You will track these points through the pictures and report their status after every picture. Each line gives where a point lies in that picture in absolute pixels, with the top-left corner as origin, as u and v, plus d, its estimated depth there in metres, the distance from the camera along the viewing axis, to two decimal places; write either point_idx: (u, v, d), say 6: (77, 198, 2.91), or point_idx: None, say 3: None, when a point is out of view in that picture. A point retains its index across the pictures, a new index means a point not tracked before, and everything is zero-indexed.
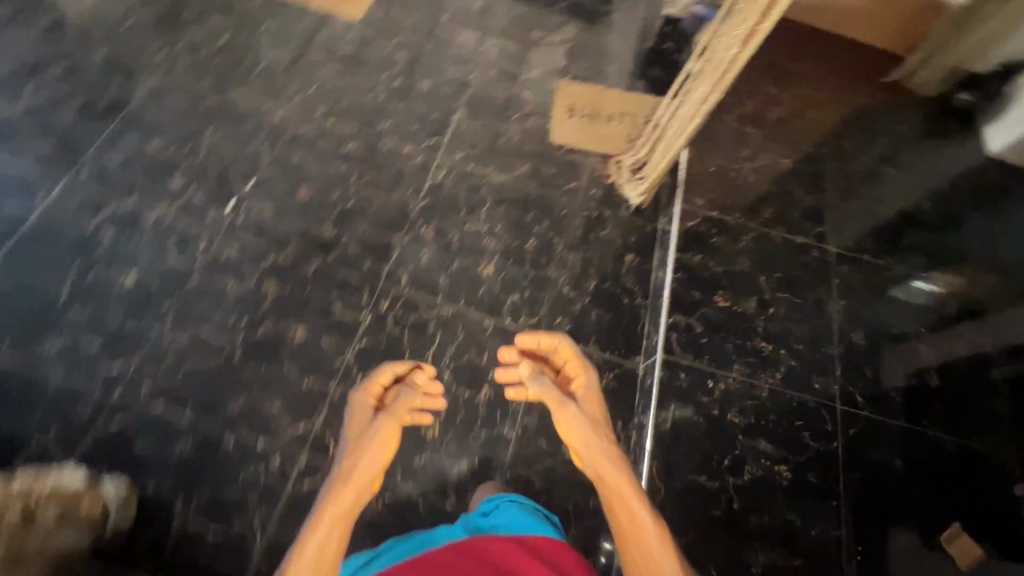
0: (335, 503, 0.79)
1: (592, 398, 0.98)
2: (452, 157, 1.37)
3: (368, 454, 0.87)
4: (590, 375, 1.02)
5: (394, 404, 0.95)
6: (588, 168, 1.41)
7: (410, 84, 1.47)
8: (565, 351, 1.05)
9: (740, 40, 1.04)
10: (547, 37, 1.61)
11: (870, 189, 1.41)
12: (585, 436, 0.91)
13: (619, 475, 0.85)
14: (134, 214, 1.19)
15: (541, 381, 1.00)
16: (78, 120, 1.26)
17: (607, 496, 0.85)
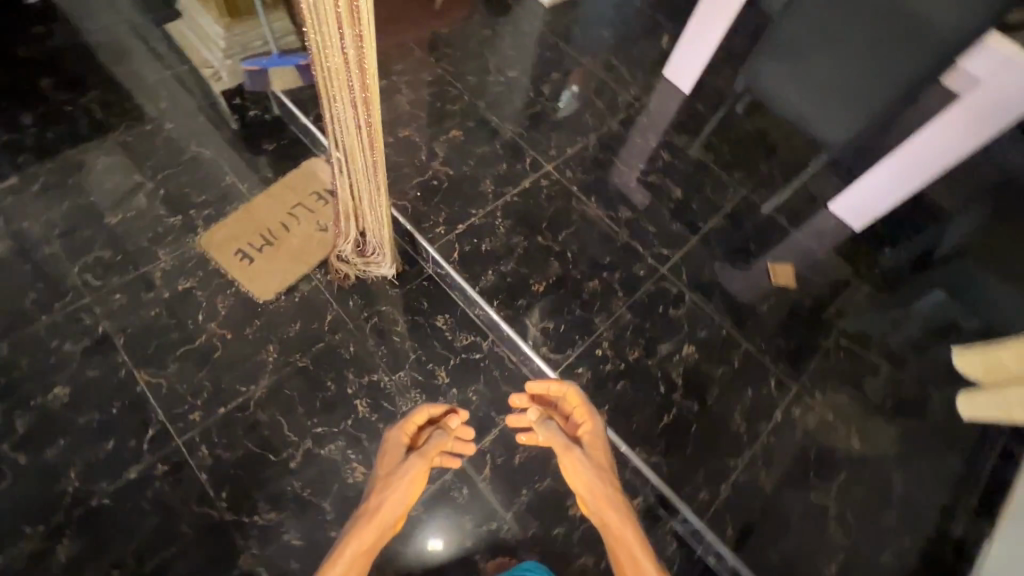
0: (350, 539, 0.82)
1: (599, 442, 0.94)
2: (192, 425, 1.03)
3: (394, 494, 0.87)
4: (598, 421, 0.99)
5: (426, 446, 0.95)
6: (322, 289, 1.19)
7: (35, 409, 1.00)
8: (574, 398, 1.01)
9: (359, 106, 0.85)
10: (126, 209, 1.23)
11: (516, 94, 1.50)
12: (589, 479, 0.88)
13: (624, 523, 0.83)
14: None
15: (550, 430, 0.97)
16: None
17: (612, 547, 0.82)
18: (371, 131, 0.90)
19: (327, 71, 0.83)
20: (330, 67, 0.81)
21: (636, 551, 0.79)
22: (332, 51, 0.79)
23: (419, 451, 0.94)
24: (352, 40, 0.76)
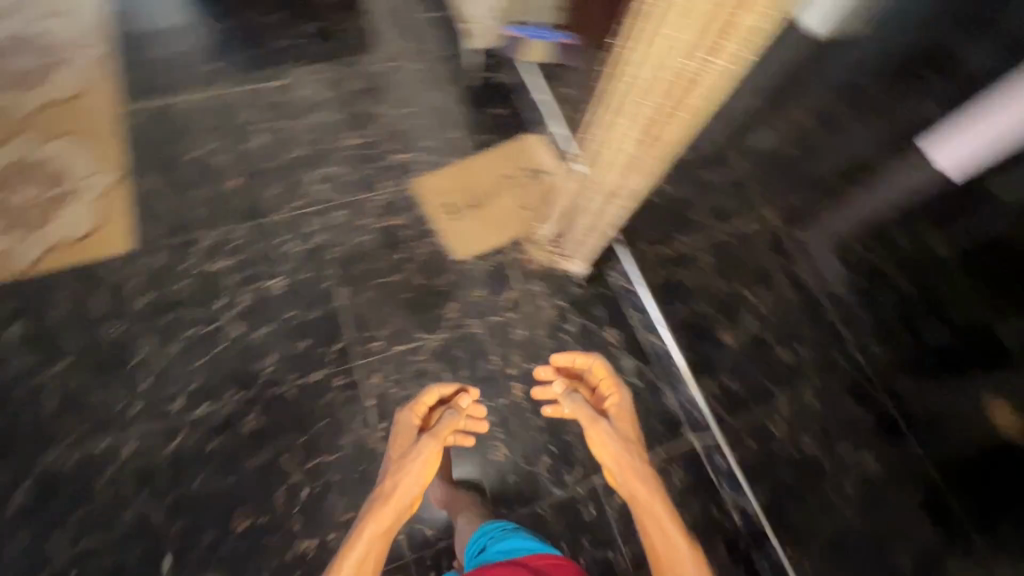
0: (375, 521, 0.83)
1: (625, 415, 0.96)
2: (370, 352, 1.11)
3: (406, 478, 0.87)
4: (625, 393, 1.00)
5: (440, 425, 0.94)
6: (511, 266, 1.22)
7: (256, 292, 1.13)
8: (601, 369, 1.03)
9: (651, 135, 0.82)
10: (362, 135, 1.32)
11: (765, 117, 1.34)
12: (616, 450, 0.90)
13: (652, 495, 0.85)
14: None
15: (577, 401, 0.98)
16: None
17: (638, 515, 0.84)
18: (651, 161, 0.88)
19: (633, 101, 0.79)
20: (638, 95, 0.78)
21: (666, 525, 0.81)
22: (649, 84, 0.75)
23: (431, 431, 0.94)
24: (687, 83, 0.72)
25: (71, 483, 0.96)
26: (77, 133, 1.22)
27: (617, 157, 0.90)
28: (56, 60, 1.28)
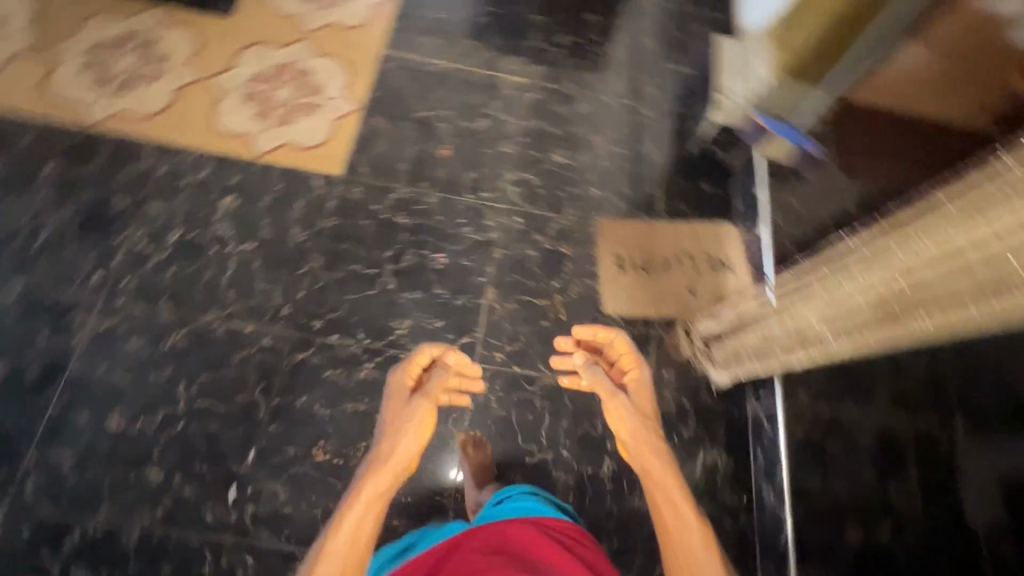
0: (373, 483, 0.84)
1: (642, 391, 1.02)
2: (491, 361, 1.13)
3: (405, 438, 0.91)
4: (644, 369, 1.06)
5: (429, 386, 0.99)
6: (654, 345, 1.18)
7: (419, 258, 1.19)
8: (621, 345, 1.11)
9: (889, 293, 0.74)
10: (570, 156, 1.33)
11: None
12: (631, 426, 0.96)
13: (665, 468, 0.89)
14: (111, 532, 0.95)
15: (596, 370, 1.05)
16: (12, 406, 1.00)
17: (651, 487, 0.88)
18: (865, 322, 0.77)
19: (903, 248, 0.72)
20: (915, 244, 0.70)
21: (677, 500, 0.85)
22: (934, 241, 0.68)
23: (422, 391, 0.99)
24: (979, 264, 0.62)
25: (213, 347, 1.07)
26: (341, 57, 1.34)
27: (837, 294, 0.81)
28: None
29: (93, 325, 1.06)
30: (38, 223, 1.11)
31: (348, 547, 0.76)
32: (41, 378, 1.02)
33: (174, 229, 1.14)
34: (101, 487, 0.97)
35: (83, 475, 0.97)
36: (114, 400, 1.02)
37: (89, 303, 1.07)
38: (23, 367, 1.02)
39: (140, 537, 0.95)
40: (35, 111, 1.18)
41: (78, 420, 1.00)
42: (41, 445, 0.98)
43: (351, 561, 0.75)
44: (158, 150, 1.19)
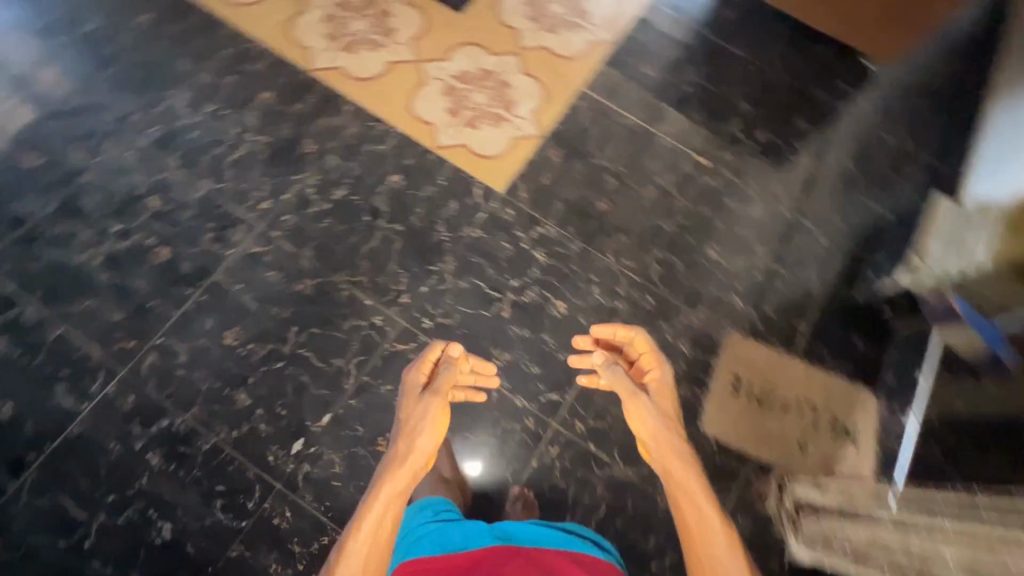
0: (390, 484, 0.80)
1: (665, 392, 0.94)
2: (570, 427, 1.11)
3: (422, 436, 0.87)
4: (667, 366, 0.98)
5: (440, 385, 0.94)
6: (738, 483, 1.11)
7: (541, 299, 1.18)
8: (642, 343, 1.01)
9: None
10: (725, 255, 1.26)
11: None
12: (654, 428, 0.88)
13: (690, 472, 0.81)
14: (188, 433, 1.02)
15: (615, 372, 0.96)
16: (157, 287, 1.10)
17: (672, 493, 0.80)
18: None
19: None
20: None
21: (701, 505, 0.77)
22: None
23: (432, 389, 0.94)
24: None
25: (332, 305, 1.13)
26: (542, 82, 1.37)
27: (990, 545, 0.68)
28: (575, 22, 1.45)
29: (246, 246, 1.15)
30: (238, 141, 1.23)
31: (365, 553, 0.73)
32: (188, 274, 1.11)
33: (341, 187, 1.21)
34: (197, 390, 1.04)
35: (187, 373, 1.05)
36: (236, 318, 1.10)
37: (250, 225, 1.16)
38: (178, 258, 1.12)
39: (211, 449, 1.01)
40: (273, 44, 1.31)
41: (202, 324, 1.09)
42: (166, 332, 1.07)
43: (373, 558, 0.73)
44: (355, 113, 1.28)
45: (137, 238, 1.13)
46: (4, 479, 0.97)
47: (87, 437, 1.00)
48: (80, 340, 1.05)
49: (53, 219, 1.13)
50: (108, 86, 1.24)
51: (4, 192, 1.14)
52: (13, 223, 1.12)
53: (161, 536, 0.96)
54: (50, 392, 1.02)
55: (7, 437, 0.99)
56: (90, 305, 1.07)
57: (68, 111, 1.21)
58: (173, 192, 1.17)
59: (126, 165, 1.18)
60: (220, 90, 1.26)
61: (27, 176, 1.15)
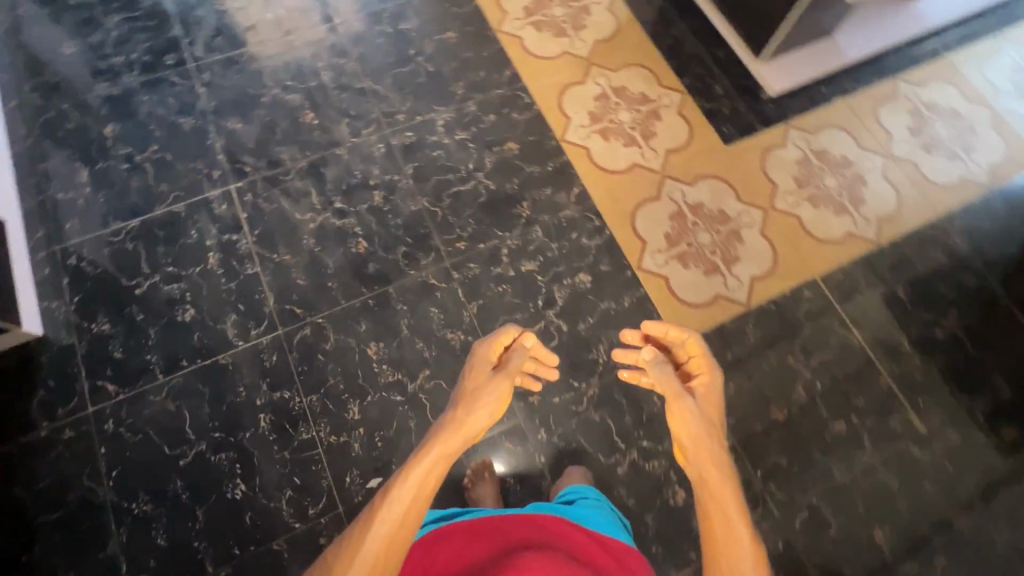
0: (445, 443, 0.73)
1: (713, 398, 0.78)
2: None
3: (481, 411, 0.80)
4: (719, 376, 0.82)
5: (510, 365, 0.87)
6: None
7: (664, 474, 1.08)
8: (694, 347, 0.84)
9: None
10: (890, 544, 1.06)
11: None
12: (692, 430, 0.73)
13: (726, 484, 0.66)
14: (298, 415, 1.07)
15: (664, 369, 0.80)
16: (341, 272, 1.18)
17: (702, 502, 0.66)
18: None
19: None
20: None
21: (731, 513, 0.63)
22: None
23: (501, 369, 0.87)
24: None
25: None
26: (776, 253, 1.25)
27: None
28: (842, 204, 1.30)
29: (427, 275, 1.19)
30: (468, 176, 1.28)
31: (409, 499, 0.64)
32: (370, 274, 1.18)
33: (532, 261, 1.21)
34: (325, 381, 1.09)
35: (325, 360, 1.11)
36: (386, 335, 1.14)
37: (440, 258, 1.20)
38: (369, 256, 1.19)
39: (307, 441, 1.05)
40: (541, 103, 1.36)
41: (357, 324, 1.14)
42: (328, 316, 1.14)
43: (414, 504, 0.64)
44: (580, 198, 1.27)
45: (348, 221, 1.22)
46: (155, 368, 1.08)
47: (225, 371, 1.09)
48: (265, 286, 1.15)
49: (297, 173, 1.25)
50: (393, 81, 1.36)
51: (275, 133, 1.29)
52: (269, 163, 1.26)
53: (233, 494, 1.01)
54: (222, 316, 1.12)
55: (174, 336, 1.11)
56: (287, 261, 1.18)
57: (353, 88, 1.35)
58: (395, 197, 1.25)
59: (371, 154, 1.28)
60: (477, 125, 1.33)
61: (297, 128, 1.30)
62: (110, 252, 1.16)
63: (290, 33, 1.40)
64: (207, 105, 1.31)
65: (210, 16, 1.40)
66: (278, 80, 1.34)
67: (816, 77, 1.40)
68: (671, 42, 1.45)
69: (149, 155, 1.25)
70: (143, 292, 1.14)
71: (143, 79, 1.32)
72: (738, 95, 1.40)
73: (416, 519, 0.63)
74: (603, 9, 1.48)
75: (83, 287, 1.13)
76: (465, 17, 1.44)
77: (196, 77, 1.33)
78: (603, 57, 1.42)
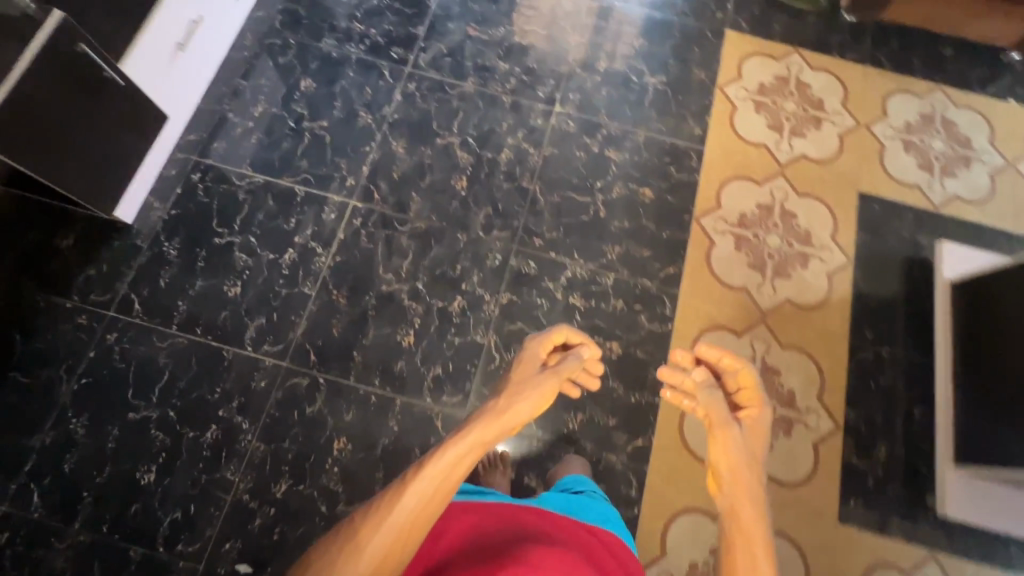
0: (479, 430, 0.72)
1: (758, 433, 0.73)
2: None
3: (524, 402, 0.78)
4: (768, 413, 0.77)
5: (561, 365, 0.84)
6: None
7: None
8: (747, 378, 0.79)
9: None
10: None
11: None
12: (736, 460, 0.68)
13: (758, 528, 0.61)
14: (239, 452, 1.03)
15: (714, 394, 0.75)
16: (373, 349, 1.10)
17: (728, 540, 0.61)
18: None
19: None
20: None
21: (762, 561, 0.58)
22: None
23: (550, 367, 0.84)
24: None
25: None
26: None
27: None
28: None
29: (438, 412, 1.07)
30: None
31: (438, 479, 0.65)
32: (392, 372, 1.09)
33: (538, 479, 1.05)
34: (283, 438, 1.04)
35: (297, 421, 1.05)
36: (361, 439, 1.05)
37: (462, 405, 1.08)
38: (405, 354, 1.10)
39: (226, 481, 1.01)
40: (677, 325, 1.15)
41: (346, 410, 1.06)
42: (331, 381, 1.08)
43: (441, 489, 0.64)
44: (637, 454, 1.07)
45: (415, 306, 1.14)
46: (175, 317, 1.10)
47: (221, 364, 1.08)
48: (305, 313, 1.12)
49: (410, 230, 1.19)
50: (558, 201, 1.23)
51: (423, 179, 1.23)
52: (396, 204, 1.21)
53: (140, 477, 1.00)
54: (255, 314, 1.11)
55: (210, 301, 1.11)
56: (339, 304, 1.13)
57: (519, 183, 1.24)
58: (470, 315, 1.14)
59: (484, 258, 1.18)
60: (597, 302, 1.16)
61: (444, 188, 1.23)
62: (223, 190, 1.19)
63: (508, 93, 1.32)
64: (391, 114, 1.28)
65: (457, 35, 1.36)
66: (464, 130, 1.28)
67: (1013, 532, 1.02)
68: (868, 360, 1.16)
69: (315, 127, 1.26)
70: (219, 244, 1.15)
71: (363, 57, 1.33)
72: (897, 476, 1.08)
73: (439, 501, 0.64)
74: (823, 272, 1.22)
75: (185, 207, 1.18)
76: (675, 184, 1.26)
77: (403, 82, 1.31)
78: (782, 323, 1.17)
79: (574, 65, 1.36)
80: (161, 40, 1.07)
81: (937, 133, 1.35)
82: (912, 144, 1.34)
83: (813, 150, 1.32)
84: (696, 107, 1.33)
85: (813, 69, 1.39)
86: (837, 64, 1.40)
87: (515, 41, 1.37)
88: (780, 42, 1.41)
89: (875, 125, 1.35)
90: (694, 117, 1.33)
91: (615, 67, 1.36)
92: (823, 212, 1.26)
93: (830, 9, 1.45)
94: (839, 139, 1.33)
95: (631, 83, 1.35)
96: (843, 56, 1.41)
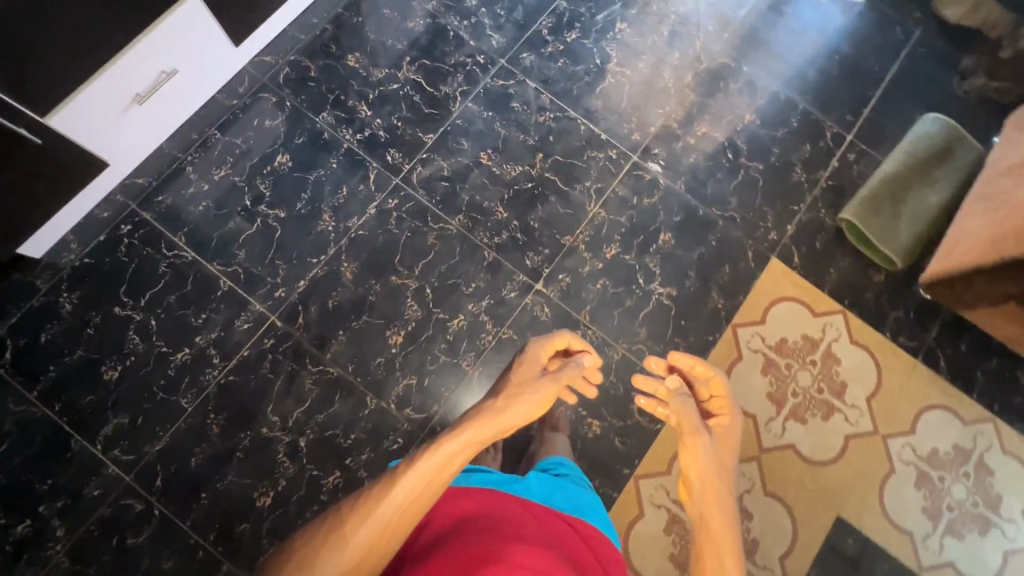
0: (475, 427, 0.64)
1: (727, 440, 0.74)
2: None
3: (522, 406, 0.68)
4: (739, 420, 0.77)
5: (562, 370, 0.75)
6: None
7: None
8: (719, 386, 0.79)
9: None
10: None
11: None
12: (702, 467, 0.69)
13: (728, 535, 0.65)
14: (38, 560, 0.94)
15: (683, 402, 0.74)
16: (225, 496, 0.99)
17: (698, 546, 0.65)
18: None
19: None
20: None
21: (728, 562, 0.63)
22: None
23: (552, 368, 0.75)
24: None
25: None
26: None
27: None
28: None
29: None
30: None
31: (429, 473, 0.58)
32: (231, 532, 0.97)
33: None
34: (90, 562, 0.95)
35: (111, 548, 0.95)
36: None
37: None
38: (253, 516, 0.98)
39: None
40: None
41: (166, 556, 0.96)
42: (165, 517, 0.97)
43: (427, 489, 0.58)
44: None
45: (287, 464, 1.01)
46: (39, 383, 1.00)
47: (62, 453, 0.98)
48: (172, 428, 1.01)
49: (318, 374, 1.05)
50: None
51: (357, 318, 1.08)
52: (316, 338, 1.06)
53: None
54: (122, 408, 1.01)
55: (82, 376, 1.01)
56: (210, 432, 1.01)
57: (459, 361, 1.08)
58: (340, 496, 1.00)
59: (384, 436, 1.03)
60: None
61: (375, 337, 1.07)
62: (146, 255, 1.08)
63: (493, 246, 1.14)
64: (356, 228, 1.12)
65: (466, 157, 1.18)
66: (425, 277, 1.11)
67: None
68: None
69: (269, 215, 1.12)
70: (116, 315, 1.04)
71: (355, 149, 1.16)
72: None
73: (427, 499, 0.58)
74: None
75: (100, 259, 1.07)
76: (629, 427, 1.08)
77: (384, 195, 1.14)
78: None
79: (581, 239, 1.16)
80: (114, 91, 0.92)
81: (964, 476, 1.10)
82: (928, 479, 1.10)
83: (806, 443, 1.10)
84: (695, 341, 1.13)
85: (852, 342, 1.15)
86: (883, 346, 1.16)
87: (527, 186, 1.17)
88: (828, 294, 1.18)
89: (894, 439, 1.11)
90: (687, 350, 1.12)
91: (625, 259, 1.16)
92: (785, 524, 1.06)
93: (905, 275, 1.19)
94: (843, 442, 1.10)
95: (635, 285, 1.15)
96: (894, 339, 1.16)
